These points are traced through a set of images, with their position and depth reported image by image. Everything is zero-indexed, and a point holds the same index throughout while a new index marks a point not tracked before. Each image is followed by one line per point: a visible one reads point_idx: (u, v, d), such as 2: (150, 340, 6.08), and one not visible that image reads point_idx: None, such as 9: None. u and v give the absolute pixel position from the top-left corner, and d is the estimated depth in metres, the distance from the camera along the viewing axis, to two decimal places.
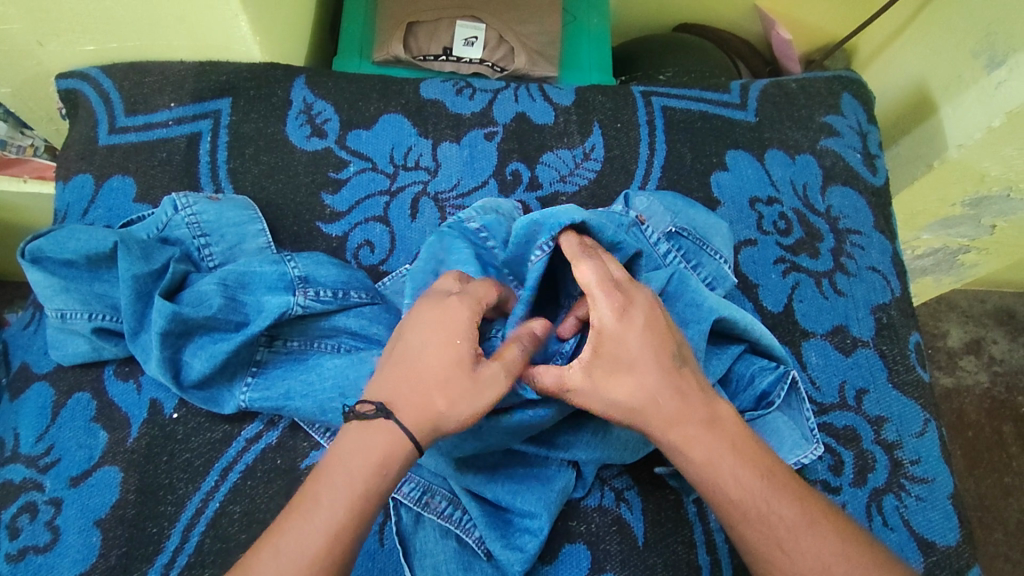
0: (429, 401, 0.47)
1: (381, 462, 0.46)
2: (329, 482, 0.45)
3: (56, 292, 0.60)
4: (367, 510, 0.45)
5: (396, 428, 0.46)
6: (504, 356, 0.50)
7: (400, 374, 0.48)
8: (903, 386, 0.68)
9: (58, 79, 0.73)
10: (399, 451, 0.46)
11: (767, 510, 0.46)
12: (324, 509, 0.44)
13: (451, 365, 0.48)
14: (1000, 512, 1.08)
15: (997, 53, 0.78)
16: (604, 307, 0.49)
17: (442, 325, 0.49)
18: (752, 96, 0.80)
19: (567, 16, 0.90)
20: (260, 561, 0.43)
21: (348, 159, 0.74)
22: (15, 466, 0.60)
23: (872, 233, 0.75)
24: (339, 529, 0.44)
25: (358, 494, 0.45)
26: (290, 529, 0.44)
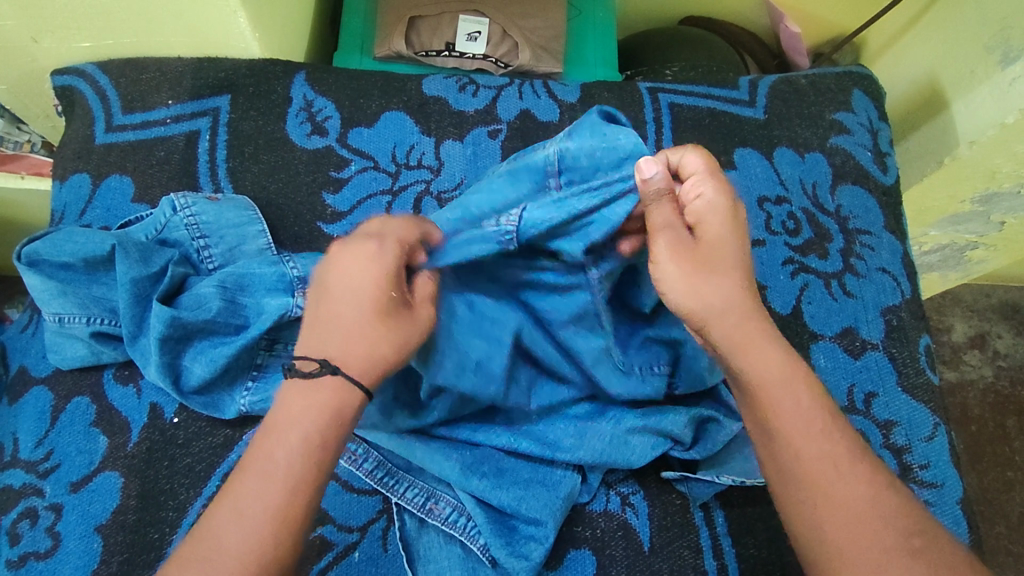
0: (370, 352, 0.44)
1: (333, 413, 0.43)
2: (279, 438, 0.42)
3: (53, 296, 0.59)
4: (327, 460, 0.42)
5: (342, 377, 0.44)
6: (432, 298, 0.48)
7: (336, 335, 0.45)
8: (913, 389, 0.67)
9: (54, 76, 0.72)
10: (351, 402, 0.44)
11: (834, 470, 0.44)
12: (278, 468, 0.41)
13: (380, 313, 0.45)
14: (1002, 507, 1.07)
15: (1011, 48, 0.76)
16: (708, 191, 0.48)
17: (364, 271, 0.46)
18: (761, 93, 0.79)
19: (573, 10, 0.88)
20: (223, 527, 0.40)
21: (349, 158, 0.73)
22: (14, 471, 0.59)
23: (882, 233, 0.74)
24: (301, 481, 0.41)
25: (314, 445, 0.42)
26: (248, 482, 0.41)
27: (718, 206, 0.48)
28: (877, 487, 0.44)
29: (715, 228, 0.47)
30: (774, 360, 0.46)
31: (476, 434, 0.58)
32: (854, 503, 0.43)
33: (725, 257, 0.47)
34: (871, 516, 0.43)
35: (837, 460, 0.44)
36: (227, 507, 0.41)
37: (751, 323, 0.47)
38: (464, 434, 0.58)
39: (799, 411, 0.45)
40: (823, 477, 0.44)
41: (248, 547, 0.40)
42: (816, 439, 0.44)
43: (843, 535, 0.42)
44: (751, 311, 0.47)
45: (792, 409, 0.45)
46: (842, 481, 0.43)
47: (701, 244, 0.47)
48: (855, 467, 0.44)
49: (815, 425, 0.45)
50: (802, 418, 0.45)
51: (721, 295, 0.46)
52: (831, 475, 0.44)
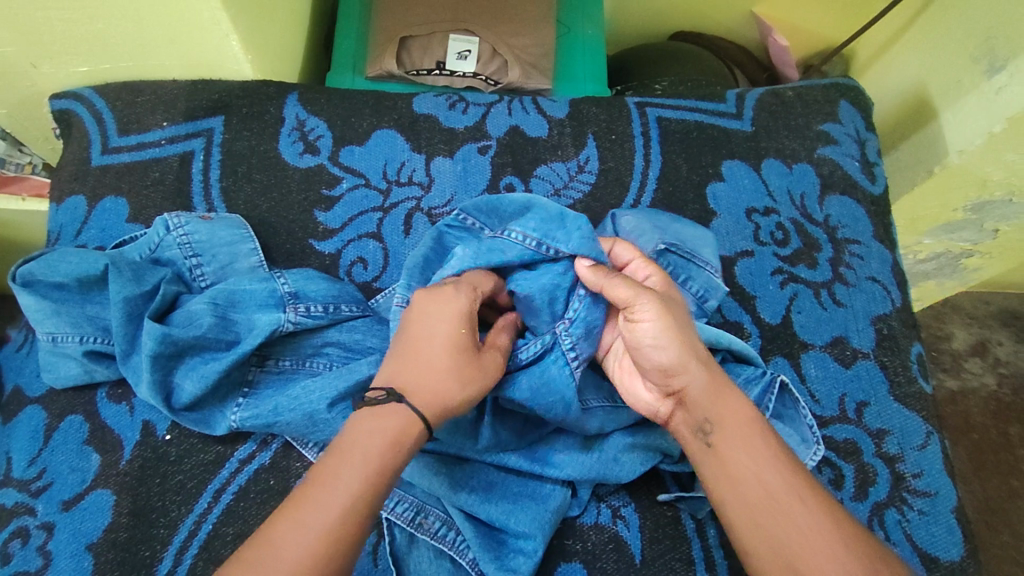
0: (438, 390, 0.48)
1: (394, 440, 0.46)
2: (345, 460, 0.45)
3: (47, 316, 0.60)
4: (384, 484, 0.45)
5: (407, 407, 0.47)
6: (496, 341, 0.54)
7: (412, 363, 0.49)
8: (904, 399, 0.67)
9: (52, 100, 0.73)
10: (408, 426, 0.47)
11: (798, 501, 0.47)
12: (341, 483, 0.44)
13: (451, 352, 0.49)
14: (1007, 515, 1.06)
15: (996, 58, 0.77)
16: (652, 277, 0.59)
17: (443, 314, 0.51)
18: (748, 105, 0.80)
19: (562, 28, 0.89)
20: (279, 533, 0.42)
21: (341, 176, 0.74)
22: (8, 490, 0.60)
23: (871, 242, 0.74)
24: (359, 503, 0.44)
25: (374, 468, 0.45)
26: (313, 508, 0.43)
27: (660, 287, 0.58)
28: (837, 517, 0.46)
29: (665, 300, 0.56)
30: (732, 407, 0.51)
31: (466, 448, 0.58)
32: (817, 535, 0.45)
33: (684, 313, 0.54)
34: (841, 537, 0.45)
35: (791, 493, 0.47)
36: (288, 517, 0.43)
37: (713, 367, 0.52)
38: (453, 449, 0.57)
39: (752, 455, 0.49)
40: (782, 513, 0.46)
41: (301, 558, 0.41)
42: (771, 475, 0.48)
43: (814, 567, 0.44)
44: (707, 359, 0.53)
45: (747, 451, 0.49)
46: (808, 515, 0.46)
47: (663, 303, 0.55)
48: (810, 499, 0.47)
49: (771, 463, 0.48)
50: (755, 460, 0.48)
51: (696, 343, 0.52)
52: (782, 508, 0.47)
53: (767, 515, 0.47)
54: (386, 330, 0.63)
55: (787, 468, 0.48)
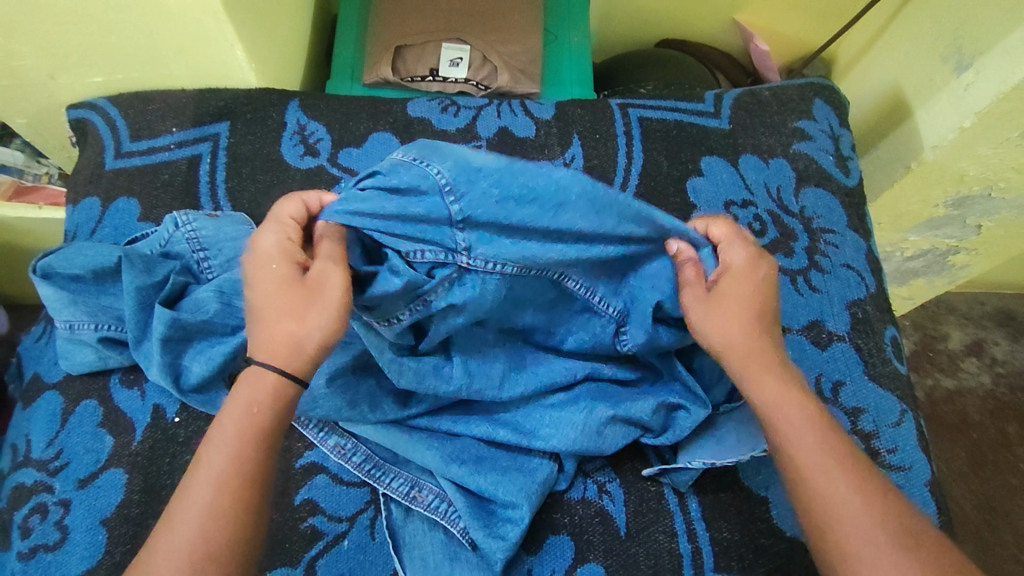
0: (280, 334, 0.49)
1: (250, 401, 0.48)
2: (209, 441, 0.48)
3: (64, 305, 0.64)
4: (248, 452, 0.47)
5: (257, 367, 0.49)
6: (320, 251, 0.50)
7: (253, 317, 0.51)
8: (879, 378, 0.70)
9: (70, 109, 0.79)
10: (267, 386, 0.48)
11: (826, 473, 0.48)
12: (204, 464, 0.47)
13: (284, 286, 0.50)
14: (1009, 513, 1.08)
15: (964, 56, 0.81)
16: (736, 254, 0.57)
17: (263, 262, 0.52)
18: (726, 105, 0.84)
19: (549, 36, 0.95)
20: (162, 528, 0.46)
21: (339, 176, 0.78)
22: (27, 470, 0.63)
23: (845, 232, 0.78)
24: (225, 476, 0.46)
25: (232, 438, 0.47)
26: (191, 494, 0.46)
27: (740, 268, 0.57)
28: (869, 491, 0.48)
29: (733, 283, 0.55)
30: (773, 385, 0.52)
31: (456, 425, 0.61)
32: (852, 511, 0.47)
33: (748, 301, 0.55)
34: (870, 508, 0.47)
35: (830, 469, 0.48)
36: (168, 509, 0.46)
37: (760, 354, 0.53)
38: (445, 425, 0.61)
39: (789, 429, 0.50)
40: (822, 487, 0.48)
41: (183, 544, 0.44)
42: (811, 452, 0.49)
43: (850, 536, 0.46)
44: (762, 340, 0.54)
45: (789, 428, 0.50)
46: (841, 483, 0.48)
47: (719, 291, 0.55)
48: (848, 474, 0.48)
49: (808, 439, 0.50)
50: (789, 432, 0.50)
51: (743, 329, 0.54)
52: (824, 482, 0.48)
53: (807, 487, 0.48)
54: None
55: (823, 440, 0.50)
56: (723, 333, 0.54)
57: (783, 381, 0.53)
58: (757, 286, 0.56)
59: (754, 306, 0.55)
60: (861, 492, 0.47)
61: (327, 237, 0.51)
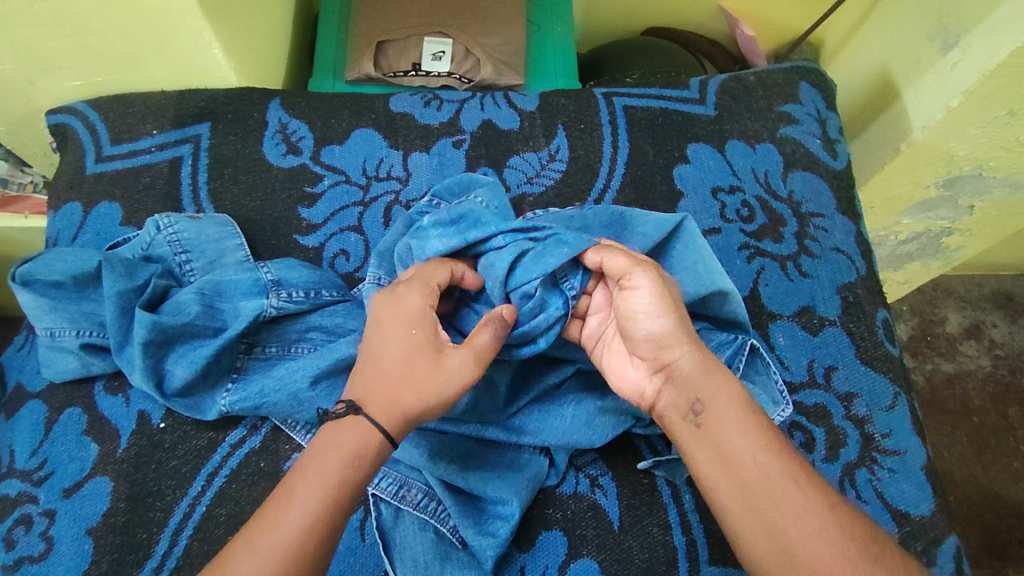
0: (392, 398, 0.51)
1: (353, 453, 0.49)
2: (301, 477, 0.48)
3: (44, 312, 0.63)
4: (340, 497, 0.48)
5: (363, 419, 0.50)
6: (474, 341, 0.53)
7: (370, 373, 0.52)
8: (872, 361, 0.69)
9: (48, 115, 0.78)
10: (371, 441, 0.50)
11: (794, 485, 0.48)
12: (297, 501, 0.47)
13: (408, 356, 0.52)
14: (1011, 498, 1.07)
15: (950, 35, 0.80)
16: (643, 257, 0.60)
17: (397, 321, 0.53)
18: (711, 91, 0.83)
19: (533, 27, 0.93)
20: (235, 558, 0.45)
21: (323, 174, 0.77)
22: (11, 480, 0.63)
23: (834, 215, 0.77)
24: (313, 513, 0.47)
25: (331, 483, 0.48)
26: (275, 527, 0.46)
27: (653, 266, 0.59)
28: (831, 500, 0.48)
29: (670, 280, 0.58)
30: (728, 389, 0.53)
31: (444, 422, 0.60)
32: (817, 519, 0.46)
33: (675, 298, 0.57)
34: (837, 519, 0.47)
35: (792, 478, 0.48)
36: (244, 540, 0.46)
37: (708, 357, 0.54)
38: (432, 424, 0.60)
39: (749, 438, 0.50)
40: (780, 495, 0.47)
41: None
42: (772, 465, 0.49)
43: (819, 554, 0.45)
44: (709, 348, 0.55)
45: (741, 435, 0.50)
46: (807, 499, 0.47)
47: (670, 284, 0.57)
48: (811, 483, 0.48)
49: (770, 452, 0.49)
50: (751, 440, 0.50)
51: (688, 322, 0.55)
52: (792, 490, 0.48)
53: (772, 502, 0.47)
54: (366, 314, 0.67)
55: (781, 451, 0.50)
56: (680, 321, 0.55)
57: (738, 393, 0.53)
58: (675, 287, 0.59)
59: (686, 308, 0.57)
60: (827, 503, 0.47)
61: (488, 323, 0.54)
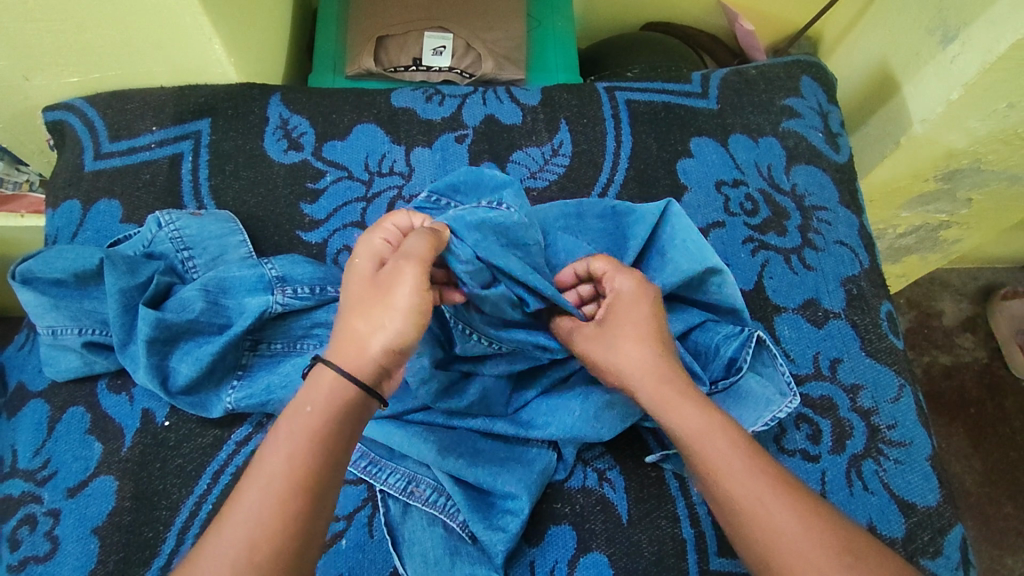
0: (351, 336, 0.50)
1: (317, 407, 0.47)
2: (270, 442, 0.46)
3: (46, 310, 0.62)
4: (310, 459, 0.45)
5: (334, 372, 0.48)
6: (411, 257, 0.53)
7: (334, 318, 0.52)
8: (876, 354, 0.69)
9: (45, 111, 0.77)
10: (332, 388, 0.48)
11: (763, 503, 0.46)
12: (265, 467, 0.45)
13: (364, 289, 0.51)
14: (1008, 488, 1.08)
15: (949, 29, 0.79)
16: (622, 281, 0.57)
17: (356, 263, 0.53)
18: (713, 85, 0.83)
19: (533, 22, 0.93)
20: (207, 533, 0.43)
21: (325, 170, 0.77)
22: (14, 481, 0.62)
23: (837, 208, 0.77)
24: (286, 480, 0.44)
25: (298, 441, 0.46)
26: (247, 495, 0.44)
27: (628, 294, 0.56)
28: (810, 514, 0.45)
29: (622, 314, 0.55)
30: (690, 412, 0.50)
31: (451, 418, 0.61)
32: (792, 535, 0.44)
33: (643, 334, 0.54)
34: (814, 534, 0.44)
35: (762, 496, 0.46)
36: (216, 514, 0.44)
37: (667, 383, 0.52)
38: (440, 420, 0.61)
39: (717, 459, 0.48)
40: (752, 513, 0.46)
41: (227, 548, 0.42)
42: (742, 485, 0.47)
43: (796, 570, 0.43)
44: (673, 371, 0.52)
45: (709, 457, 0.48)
46: (784, 515, 0.45)
47: (607, 323, 0.56)
48: (783, 498, 0.46)
49: (738, 469, 0.47)
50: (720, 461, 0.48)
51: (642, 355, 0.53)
52: (764, 509, 0.45)
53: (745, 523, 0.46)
54: None
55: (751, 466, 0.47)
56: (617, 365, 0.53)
57: (703, 411, 0.50)
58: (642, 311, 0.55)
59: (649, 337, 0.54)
60: (804, 519, 0.45)
61: (424, 243, 0.54)
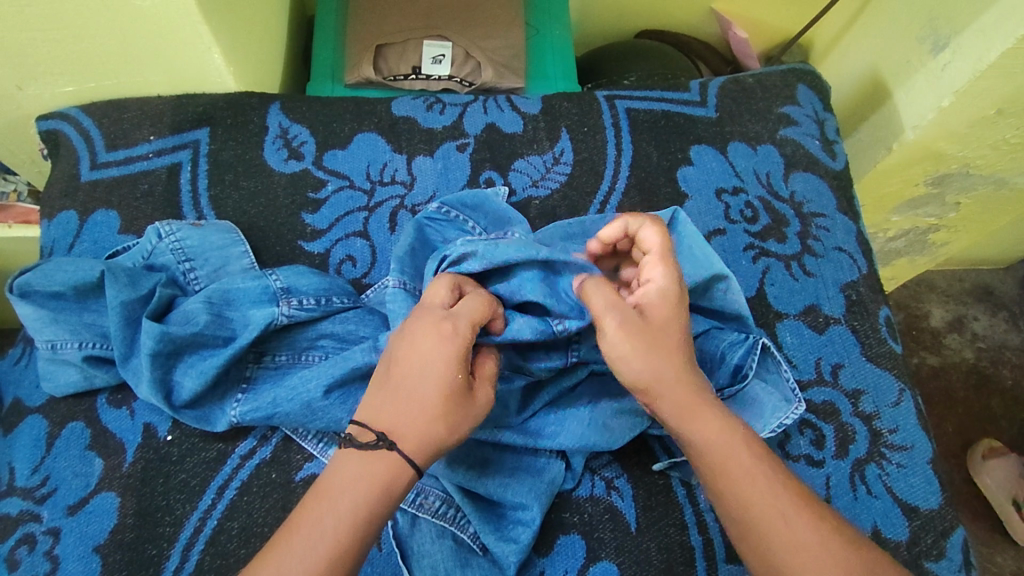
0: (429, 433, 0.48)
1: (383, 488, 0.47)
2: (327, 508, 0.46)
3: (45, 324, 0.61)
4: (366, 530, 0.46)
5: (399, 456, 0.47)
6: (481, 371, 0.52)
7: (402, 403, 0.48)
8: (877, 358, 0.70)
9: (39, 121, 0.75)
10: (402, 478, 0.47)
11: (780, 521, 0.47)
12: (321, 535, 0.45)
13: (445, 396, 0.48)
14: None
15: (940, 37, 0.80)
16: (657, 273, 0.56)
17: (433, 358, 0.49)
18: (711, 93, 0.84)
19: (531, 30, 0.93)
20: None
21: (326, 179, 0.76)
22: (12, 499, 0.61)
23: (835, 215, 0.78)
24: (341, 550, 0.45)
25: (359, 513, 0.46)
26: (297, 558, 0.44)
27: None
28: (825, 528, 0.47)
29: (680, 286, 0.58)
30: (713, 419, 0.51)
31: None
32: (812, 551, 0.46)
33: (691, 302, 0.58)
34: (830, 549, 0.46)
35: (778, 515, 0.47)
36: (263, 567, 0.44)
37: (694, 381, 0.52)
38: None
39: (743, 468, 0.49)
40: (773, 527, 0.47)
41: None
42: (763, 492, 0.48)
43: None
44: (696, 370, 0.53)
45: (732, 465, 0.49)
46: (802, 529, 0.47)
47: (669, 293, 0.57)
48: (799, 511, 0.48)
49: (759, 478, 0.49)
50: (746, 473, 0.49)
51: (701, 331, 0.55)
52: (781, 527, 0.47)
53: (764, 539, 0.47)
54: (377, 320, 0.66)
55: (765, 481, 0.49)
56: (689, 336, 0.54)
57: (724, 418, 0.51)
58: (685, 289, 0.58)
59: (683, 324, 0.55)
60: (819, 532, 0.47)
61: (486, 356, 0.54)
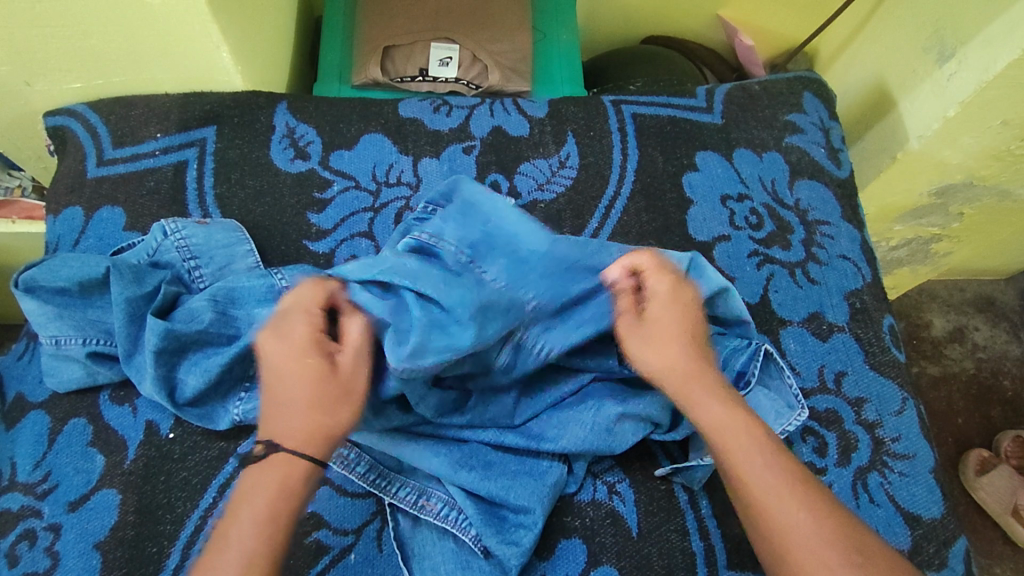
0: (314, 426, 0.50)
1: (281, 486, 0.48)
2: (235, 517, 0.47)
3: (50, 319, 0.62)
4: (277, 530, 0.47)
5: (286, 454, 0.49)
6: (348, 341, 0.54)
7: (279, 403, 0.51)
8: (880, 366, 0.70)
9: (46, 117, 0.76)
10: (298, 472, 0.49)
11: (776, 496, 0.48)
12: (232, 543, 0.46)
13: (313, 381, 0.52)
14: None
15: (946, 47, 0.81)
16: (659, 281, 0.59)
17: (292, 352, 0.53)
18: (717, 100, 0.84)
19: (538, 34, 0.94)
20: None
21: (332, 179, 0.76)
22: (12, 494, 0.61)
23: (840, 222, 0.78)
24: (258, 551, 0.46)
25: (265, 518, 0.47)
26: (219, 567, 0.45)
27: (664, 292, 0.58)
28: (818, 513, 0.47)
29: (665, 312, 0.57)
30: (713, 408, 0.52)
31: (464, 431, 0.61)
32: (801, 533, 0.46)
33: (683, 323, 0.57)
34: (820, 531, 0.46)
35: (775, 489, 0.48)
36: None
37: (696, 376, 0.54)
38: (452, 432, 0.61)
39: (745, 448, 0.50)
40: (765, 503, 0.48)
41: None
42: (758, 472, 0.49)
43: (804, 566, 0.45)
44: (701, 366, 0.55)
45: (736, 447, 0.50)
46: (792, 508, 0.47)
47: (651, 320, 0.57)
48: (795, 493, 0.48)
49: (758, 457, 0.50)
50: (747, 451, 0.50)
51: (677, 353, 0.55)
52: (774, 505, 0.48)
53: (760, 514, 0.48)
54: None
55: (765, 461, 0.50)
56: (662, 360, 0.55)
57: (727, 406, 0.53)
58: (675, 308, 0.57)
59: (678, 340, 0.56)
60: (811, 513, 0.47)
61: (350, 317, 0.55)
